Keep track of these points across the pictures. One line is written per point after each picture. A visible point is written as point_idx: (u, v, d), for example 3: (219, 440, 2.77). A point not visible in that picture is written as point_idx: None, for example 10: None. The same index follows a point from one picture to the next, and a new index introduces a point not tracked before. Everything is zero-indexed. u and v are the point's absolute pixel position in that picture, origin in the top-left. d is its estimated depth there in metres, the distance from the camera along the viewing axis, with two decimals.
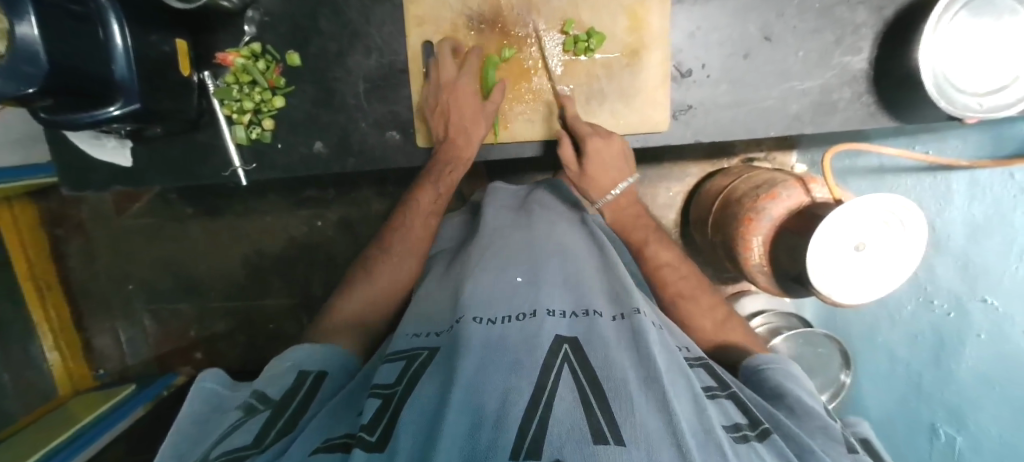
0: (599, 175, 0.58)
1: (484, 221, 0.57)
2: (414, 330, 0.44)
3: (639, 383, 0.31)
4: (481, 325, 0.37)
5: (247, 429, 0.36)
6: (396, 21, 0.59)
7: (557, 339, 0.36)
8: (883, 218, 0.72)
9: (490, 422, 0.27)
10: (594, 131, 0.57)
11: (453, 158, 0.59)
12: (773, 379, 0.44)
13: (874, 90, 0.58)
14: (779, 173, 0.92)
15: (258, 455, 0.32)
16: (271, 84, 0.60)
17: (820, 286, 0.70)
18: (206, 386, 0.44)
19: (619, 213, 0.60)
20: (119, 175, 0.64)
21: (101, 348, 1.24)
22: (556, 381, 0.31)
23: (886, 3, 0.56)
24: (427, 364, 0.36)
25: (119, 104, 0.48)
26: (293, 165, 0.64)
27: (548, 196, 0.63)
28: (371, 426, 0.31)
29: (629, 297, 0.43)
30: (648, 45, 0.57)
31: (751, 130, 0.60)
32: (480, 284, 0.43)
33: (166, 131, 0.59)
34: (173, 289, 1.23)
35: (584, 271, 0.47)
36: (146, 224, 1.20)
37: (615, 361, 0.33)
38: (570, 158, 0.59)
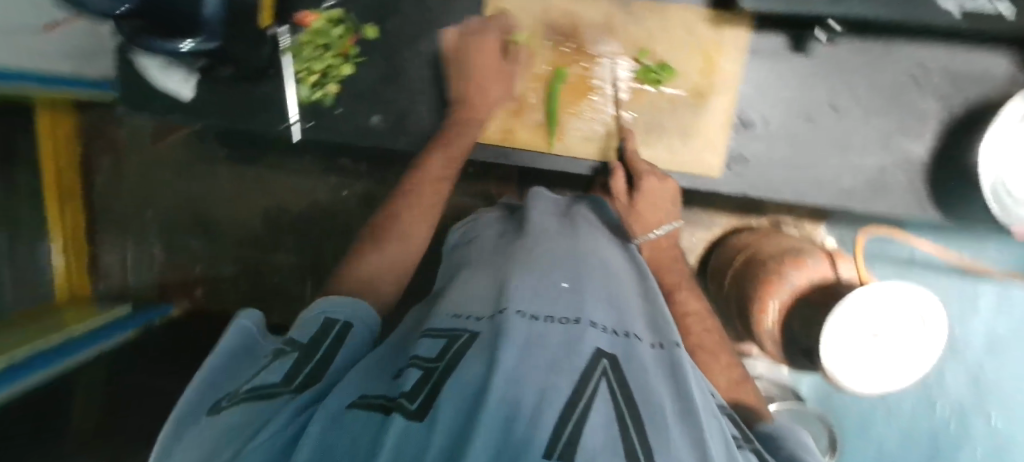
0: (648, 213, 0.57)
1: (529, 223, 0.57)
2: (453, 312, 0.44)
3: (676, 416, 0.32)
4: (524, 320, 0.37)
5: (274, 370, 0.37)
6: (476, 16, 0.60)
7: (596, 352, 0.35)
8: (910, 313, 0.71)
9: (525, 416, 0.27)
10: (650, 170, 0.58)
11: (471, 116, 0.58)
12: (788, 448, 0.41)
13: (929, 180, 0.58)
14: (805, 243, 0.92)
15: (291, 393, 0.34)
16: (344, 51, 0.63)
17: (836, 373, 0.70)
18: (241, 323, 0.45)
19: (656, 248, 0.58)
20: (178, 107, 0.65)
21: (107, 266, 1.25)
22: (595, 388, 0.31)
23: (957, 99, 0.56)
24: (469, 345, 0.36)
25: (198, 39, 0.48)
26: (346, 133, 0.64)
27: (588, 214, 0.60)
28: (412, 394, 0.31)
29: (669, 331, 0.44)
30: (716, 89, 0.58)
31: (801, 195, 0.60)
32: (526, 282, 0.43)
33: (235, 74, 0.61)
34: (190, 225, 1.24)
35: (625, 293, 0.47)
36: (178, 157, 1.22)
37: (652, 388, 0.34)
38: (620, 190, 0.58)
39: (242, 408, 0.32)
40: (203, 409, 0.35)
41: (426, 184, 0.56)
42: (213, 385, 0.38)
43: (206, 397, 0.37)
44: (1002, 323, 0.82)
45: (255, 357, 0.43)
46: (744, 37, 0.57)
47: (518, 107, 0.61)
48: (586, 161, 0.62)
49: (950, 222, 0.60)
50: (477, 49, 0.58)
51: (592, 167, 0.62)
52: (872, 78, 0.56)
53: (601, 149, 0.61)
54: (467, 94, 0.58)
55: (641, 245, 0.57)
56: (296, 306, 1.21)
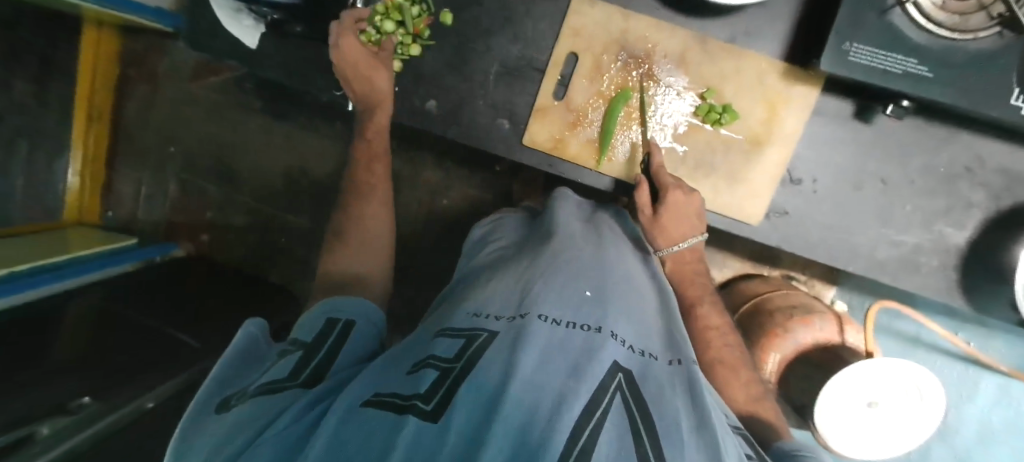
0: (673, 227, 0.59)
1: (557, 227, 0.58)
2: (474, 311, 0.43)
3: (692, 431, 0.32)
4: (547, 325, 0.37)
5: (279, 366, 0.39)
6: (553, 23, 0.61)
7: (614, 364, 0.35)
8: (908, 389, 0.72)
9: (542, 421, 0.27)
10: (677, 183, 0.58)
11: (371, 106, 0.61)
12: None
13: (961, 268, 0.59)
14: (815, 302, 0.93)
15: (293, 388, 0.36)
16: (416, 32, 0.60)
17: (834, 443, 0.71)
18: (251, 324, 0.47)
19: (678, 260, 0.61)
20: (237, 53, 0.65)
21: (120, 194, 1.25)
22: (609, 405, 0.30)
23: (1006, 196, 0.57)
24: (488, 345, 0.35)
25: None
26: (398, 111, 0.64)
27: (613, 223, 0.63)
28: (427, 396, 0.30)
29: (684, 348, 0.43)
30: (773, 140, 0.59)
31: (833, 258, 0.60)
32: (549, 288, 0.43)
33: (305, 31, 0.63)
34: (211, 169, 1.24)
35: (647, 311, 0.47)
36: (212, 99, 1.21)
37: (667, 401, 0.34)
38: (644, 202, 0.59)
39: (252, 401, 0.34)
40: (211, 407, 0.37)
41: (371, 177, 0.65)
42: (223, 378, 0.40)
43: (215, 391, 0.39)
44: (997, 415, 0.83)
45: (261, 354, 0.45)
46: (812, 95, 0.58)
47: (574, 119, 0.62)
48: (609, 178, 0.63)
49: (975, 313, 0.60)
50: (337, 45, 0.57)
51: (613, 183, 0.63)
52: (927, 159, 0.57)
53: (625, 169, 0.62)
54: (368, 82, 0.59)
55: (665, 257, 0.61)
56: (299, 269, 1.22)
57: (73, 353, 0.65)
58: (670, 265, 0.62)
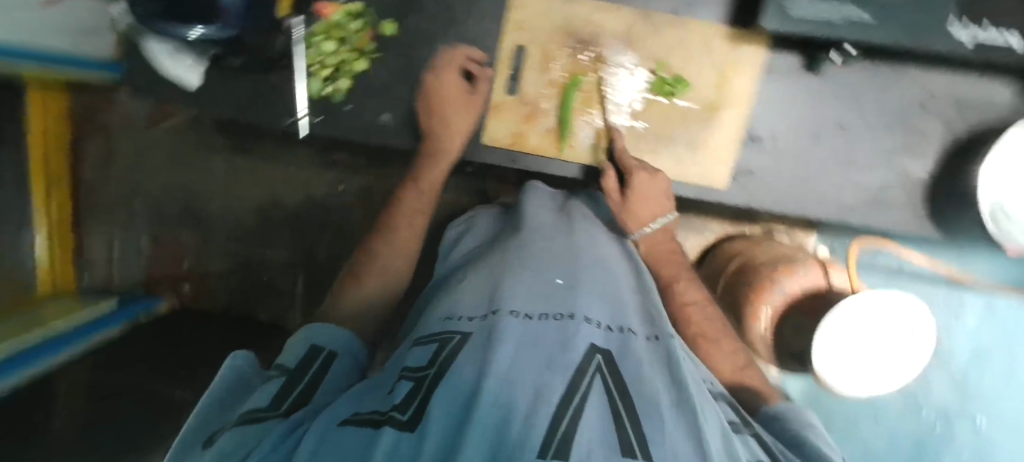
0: (640, 208, 0.56)
1: (526, 219, 0.58)
2: (446, 314, 0.44)
3: (671, 407, 0.32)
4: (518, 320, 0.37)
5: (262, 392, 0.37)
6: (496, 19, 0.60)
7: (591, 348, 0.36)
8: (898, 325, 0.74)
9: (519, 416, 0.27)
10: (641, 166, 0.59)
11: (435, 149, 0.60)
12: (794, 429, 0.42)
13: (928, 199, 0.60)
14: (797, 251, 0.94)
15: (277, 417, 0.33)
16: (361, 46, 0.61)
17: (831, 373, 0.71)
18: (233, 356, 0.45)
19: (651, 243, 0.58)
20: (181, 95, 0.63)
21: (91, 256, 1.22)
22: (586, 388, 0.31)
23: (959, 123, 0.58)
24: (460, 348, 0.36)
25: (213, 27, 0.49)
26: (354, 130, 0.63)
27: (585, 209, 0.63)
28: (403, 406, 0.30)
29: (663, 323, 0.44)
30: (728, 105, 0.60)
31: (803, 208, 0.61)
32: (517, 283, 0.44)
33: (245, 63, 0.60)
34: (181, 217, 1.22)
35: (622, 289, 0.48)
36: (170, 144, 1.18)
37: (646, 379, 0.34)
38: (613, 188, 0.58)
39: (234, 430, 0.32)
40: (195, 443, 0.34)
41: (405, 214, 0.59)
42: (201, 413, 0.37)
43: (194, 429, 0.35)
44: (978, 337, 0.84)
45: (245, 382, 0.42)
46: (761, 56, 0.59)
47: (531, 112, 0.62)
48: (572, 165, 0.62)
49: (947, 240, 0.62)
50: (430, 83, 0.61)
51: (580, 170, 0.63)
52: (879, 100, 0.58)
53: (592, 152, 0.62)
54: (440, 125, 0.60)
55: (639, 240, 0.57)
56: (286, 303, 1.20)
57: (74, 419, 0.64)
58: (643, 249, 0.59)
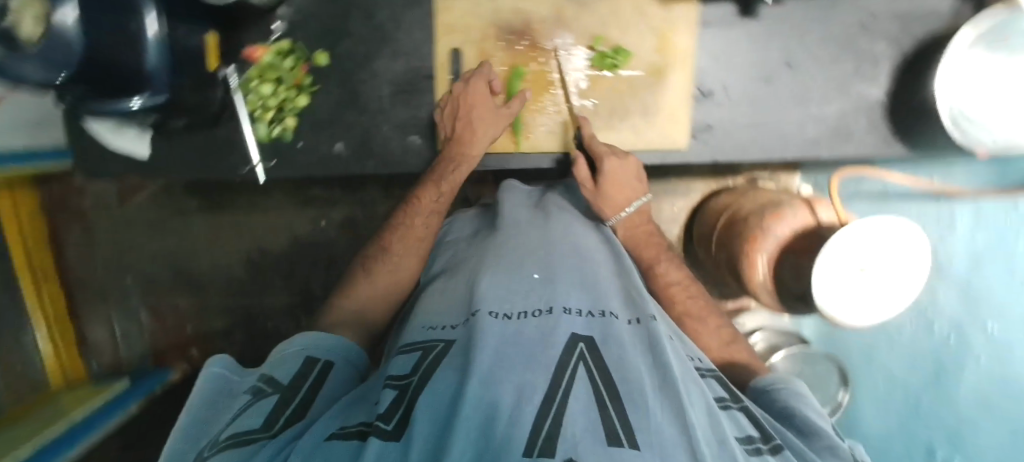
0: (614, 193, 0.57)
1: (500, 218, 0.58)
2: (429, 323, 0.44)
3: (654, 389, 0.31)
4: (498, 320, 0.37)
5: (256, 410, 0.36)
6: (425, 27, 0.60)
7: (572, 337, 0.35)
8: (889, 245, 0.70)
9: (504, 417, 0.27)
10: (610, 150, 0.59)
11: (456, 155, 0.58)
12: (782, 400, 0.43)
13: (890, 119, 0.59)
14: (784, 194, 0.91)
15: (271, 442, 0.32)
16: (298, 82, 0.61)
17: (826, 304, 0.70)
18: (212, 367, 0.42)
19: (629, 227, 0.59)
20: (135, 167, 0.64)
21: (95, 341, 1.21)
22: (571, 379, 0.30)
23: (906, 37, 0.58)
24: (443, 356, 0.35)
25: (145, 95, 0.48)
26: (311, 165, 0.64)
27: (562, 200, 0.63)
28: (387, 415, 0.30)
29: (645, 304, 0.43)
30: (673, 65, 0.59)
31: (769, 152, 0.61)
32: (496, 281, 0.43)
33: (188, 124, 0.59)
34: (175, 281, 1.21)
35: (601, 273, 0.47)
36: (151, 216, 1.18)
37: (629, 365, 0.33)
38: (584, 177, 0.58)
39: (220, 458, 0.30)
40: None
41: (417, 216, 0.60)
42: (182, 442, 0.35)
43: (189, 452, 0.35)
44: (984, 239, 0.72)
45: (231, 394, 0.40)
46: (695, 10, 0.58)
47: None
48: (545, 155, 0.63)
49: (918, 155, 0.61)
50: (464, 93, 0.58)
51: (555, 160, 0.63)
52: (822, 31, 0.58)
53: (563, 139, 0.62)
54: (467, 125, 0.58)
55: (617, 225, 0.58)
56: None
57: None
58: (622, 232, 0.60)
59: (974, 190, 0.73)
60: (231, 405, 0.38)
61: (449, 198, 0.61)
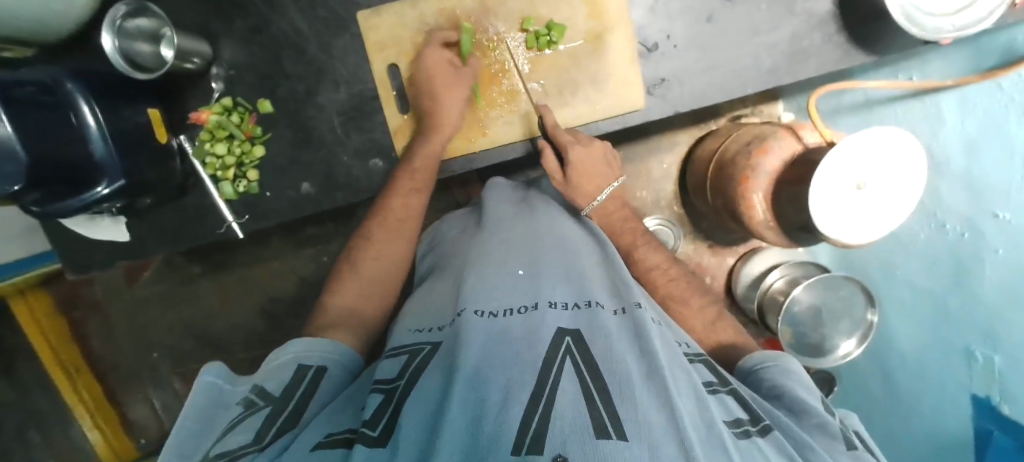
0: (585, 183, 0.59)
1: (485, 213, 0.58)
2: (415, 327, 0.44)
3: (642, 379, 0.30)
4: (483, 317, 0.37)
5: (249, 425, 0.36)
6: (357, 50, 0.62)
7: (559, 332, 0.34)
8: (889, 152, 0.58)
9: (491, 415, 0.25)
10: (575, 139, 0.59)
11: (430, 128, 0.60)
12: (770, 378, 0.42)
13: (845, 28, 0.57)
14: (770, 125, 0.78)
15: (263, 452, 0.32)
16: (248, 134, 0.64)
17: (825, 231, 0.57)
18: (206, 377, 0.42)
19: (603, 215, 0.61)
20: (119, 251, 0.67)
21: (138, 418, 1.19)
22: (558, 373, 0.29)
23: None
24: (428, 361, 0.35)
25: (106, 183, 0.50)
26: (284, 210, 0.67)
27: (545, 197, 0.63)
28: (373, 422, 0.30)
29: (631, 293, 0.42)
30: (610, 27, 0.59)
31: (728, 90, 0.60)
32: (481, 279, 0.43)
33: (156, 200, 0.62)
34: (198, 349, 1.17)
35: (584, 263, 0.48)
36: (160, 290, 1.15)
37: (616, 354, 0.32)
38: (554, 168, 0.59)
39: None
40: None
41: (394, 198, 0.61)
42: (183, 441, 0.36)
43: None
44: (975, 124, 0.60)
45: (225, 405, 0.40)
46: None
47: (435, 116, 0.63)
48: (516, 144, 0.64)
49: (883, 57, 0.59)
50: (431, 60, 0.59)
51: (527, 146, 0.65)
52: None
53: (526, 127, 0.63)
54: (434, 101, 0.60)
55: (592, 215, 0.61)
56: None
57: None
58: (597, 220, 0.62)
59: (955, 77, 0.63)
60: (224, 415, 0.39)
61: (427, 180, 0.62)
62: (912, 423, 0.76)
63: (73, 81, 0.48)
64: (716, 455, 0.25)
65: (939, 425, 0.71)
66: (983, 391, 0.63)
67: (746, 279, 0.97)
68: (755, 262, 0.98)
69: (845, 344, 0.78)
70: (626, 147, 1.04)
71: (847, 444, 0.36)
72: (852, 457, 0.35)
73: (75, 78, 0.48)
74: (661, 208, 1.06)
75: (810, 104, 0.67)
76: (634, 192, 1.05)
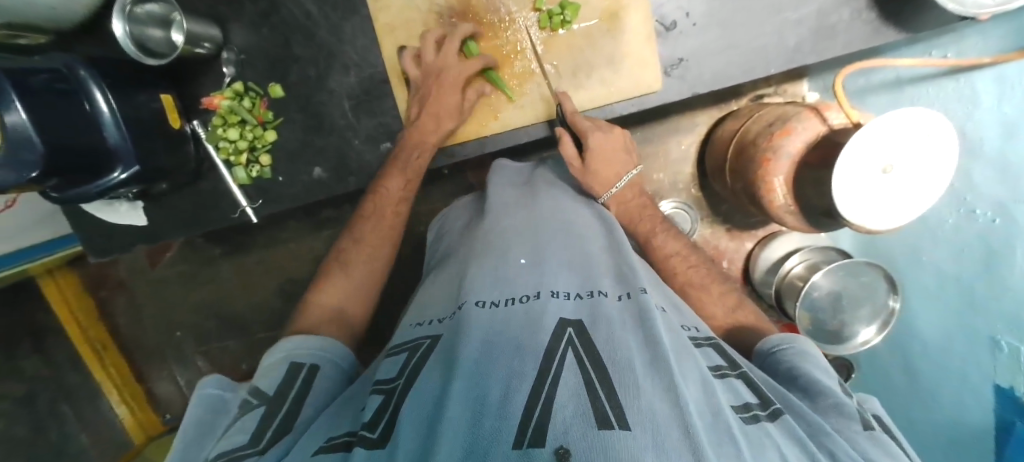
0: (603, 170, 0.58)
1: (489, 199, 0.58)
2: (417, 322, 0.44)
3: (645, 367, 0.29)
4: (484, 310, 0.36)
5: (244, 427, 0.37)
6: (367, 32, 0.62)
7: (561, 322, 0.34)
8: (918, 132, 0.55)
9: (492, 410, 0.25)
10: (594, 125, 0.58)
11: (416, 145, 0.60)
12: (787, 360, 0.42)
13: (876, 3, 0.54)
14: (793, 105, 0.74)
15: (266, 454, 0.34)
16: (260, 119, 0.64)
17: (848, 216, 0.55)
18: (204, 388, 0.45)
19: (621, 202, 0.60)
20: (139, 235, 0.68)
21: (164, 394, 1.24)
22: (559, 364, 0.29)
23: None
24: (428, 357, 0.36)
25: (122, 169, 0.51)
26: (298, 194, 0.67)
27: (550, 174, 0.64)
28: (372, 424, 0.30)
29: (635, 278, 0.42)
30: (626, 5, 0.57)
31: (749, 71, 0.58)
32: (483, 270, 0.43)
33: (171, 185, 0.63)
34: (221, 328, 1.20)
35: (589, 249, 0.47)
36: (181, 272, 1.18)
37: (618, 343, 0.31)
38: (571, 155, 0.57)
39: None
40: None
41: (387, 204, 0.62)
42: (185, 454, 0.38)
43: None
44: (1013, 105, 0.56)
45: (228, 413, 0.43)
46: None
47: None
48: (530, 127, 0.64)
49: (917, 34, 0.56)
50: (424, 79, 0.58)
51: (547, 127, 0.63)
52: None
53: (543, 109, 0.62)
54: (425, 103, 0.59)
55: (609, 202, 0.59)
56: None
57: None
58: (614, 208, 0.61)
59: (993, 55, 0.59)
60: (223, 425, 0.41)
61: (412, 188, 0.63)
62: (932, 412, 0.75)
63: (86, 67, 0.48)
64: (723, 444, 0.25)
65: (962, 414, 0.70)
66: (1007, 382, 0.61)
67: (764, 264, 0.95)
68: (775, 246, 0.96)
69: (865, 331, 0.77)
70: (643, 128, 1.01)
71: (864, 424, 0.35)
72: (869, 438, 0.33)
73: (88, 65, 0.48)
74: (678, 191, 1.04)
75: (836, 83, 0.64)
76: (651, 175, 1.03)
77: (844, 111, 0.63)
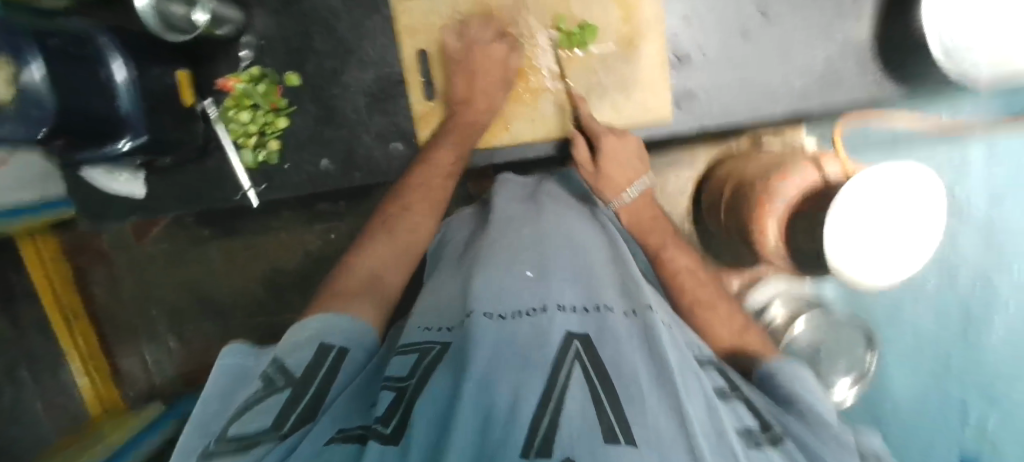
0: (616, 173, 0.58)
1: (497, 211, 0.58)
2: (426, 325, 0.44)
3: (652, 383, 0.30)
4: (493, 321, 0.36)
5: (266, 409, 0.35)
6: (389, 33, 0.63)
7: (567, 336, 0.34)
8: (915, 187, 0.56)
9: (501, 417, 0.26)
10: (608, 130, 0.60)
11: (470, 124, 0.61)
12: (786, 384, 0.42)
13: (877, 61, 0.57)
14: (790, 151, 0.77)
15: (276, 445, 0.32)
16: (274, 105, 0.64)
17: (834, 260, 0.56)
18: (228, 358, 0.44)
19: (632, 214, 0.59)
20: (137, 208, 0.68)
21: (129, 371, 1.20)
22: (566, 377, 0.29)
23: None
24: (438, 359, 0.36)
25: (129, 137, 0.51)
26: (301, 183, 0.67)
27: (556, 188, 0.65)
28: (385, 419, 0.31)
29: (640, 294, 0.42)
30: (643, 33, 0.60)
31: (756, 110, 0.60)
32: (491, 280, 0.43)
33: (175, 160, 0.63)
34: (199, 310, 1.17)
35: (596, 264, 0.47)
36: (166, 249, 1.16)
37: (625, 359, 0.32)
38: (583, 156, 0.59)
39: None
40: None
41: (437, 175, 0.60)
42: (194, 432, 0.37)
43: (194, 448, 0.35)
44: None
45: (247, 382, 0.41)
46: None
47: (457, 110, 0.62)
48: (540, 142, 0.65)
49: (913, 94, 0.59)
50: (479, 53, 0.60)
51: (553, 147, 0.65)
52: None
53: (517, 130, 0.64)
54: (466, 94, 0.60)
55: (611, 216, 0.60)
56: None
57: None
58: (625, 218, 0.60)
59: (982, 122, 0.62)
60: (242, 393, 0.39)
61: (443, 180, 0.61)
62: None
63: (107, 35, 0.48)
64: None
65: None
66: None
67: None
68: None
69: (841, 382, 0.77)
70: None
71: None
72: None
73: (107, 33, 0.49)
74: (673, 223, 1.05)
75: (833, 135, 0.66)
76: None
77: (839, 162, 0.66)
